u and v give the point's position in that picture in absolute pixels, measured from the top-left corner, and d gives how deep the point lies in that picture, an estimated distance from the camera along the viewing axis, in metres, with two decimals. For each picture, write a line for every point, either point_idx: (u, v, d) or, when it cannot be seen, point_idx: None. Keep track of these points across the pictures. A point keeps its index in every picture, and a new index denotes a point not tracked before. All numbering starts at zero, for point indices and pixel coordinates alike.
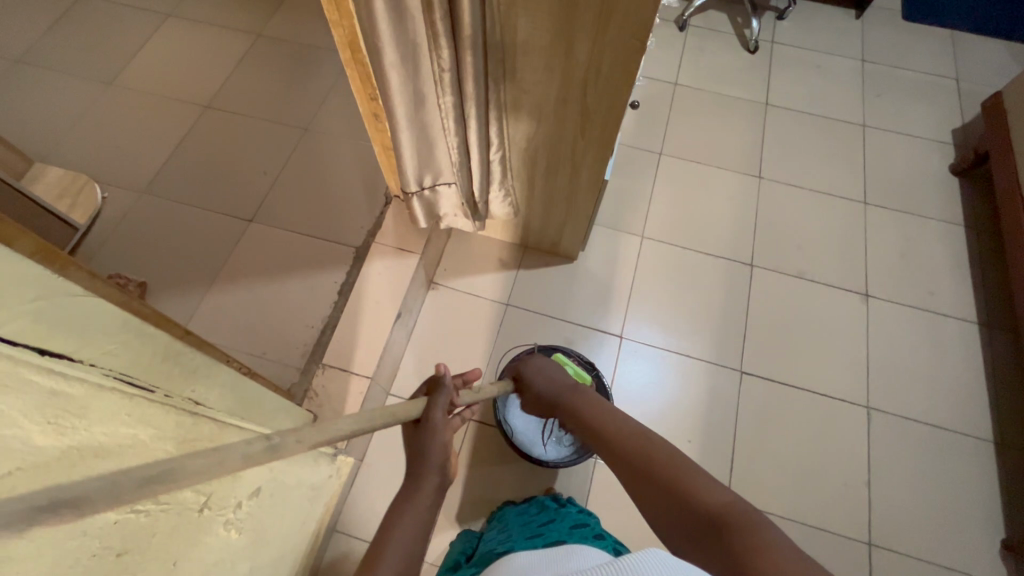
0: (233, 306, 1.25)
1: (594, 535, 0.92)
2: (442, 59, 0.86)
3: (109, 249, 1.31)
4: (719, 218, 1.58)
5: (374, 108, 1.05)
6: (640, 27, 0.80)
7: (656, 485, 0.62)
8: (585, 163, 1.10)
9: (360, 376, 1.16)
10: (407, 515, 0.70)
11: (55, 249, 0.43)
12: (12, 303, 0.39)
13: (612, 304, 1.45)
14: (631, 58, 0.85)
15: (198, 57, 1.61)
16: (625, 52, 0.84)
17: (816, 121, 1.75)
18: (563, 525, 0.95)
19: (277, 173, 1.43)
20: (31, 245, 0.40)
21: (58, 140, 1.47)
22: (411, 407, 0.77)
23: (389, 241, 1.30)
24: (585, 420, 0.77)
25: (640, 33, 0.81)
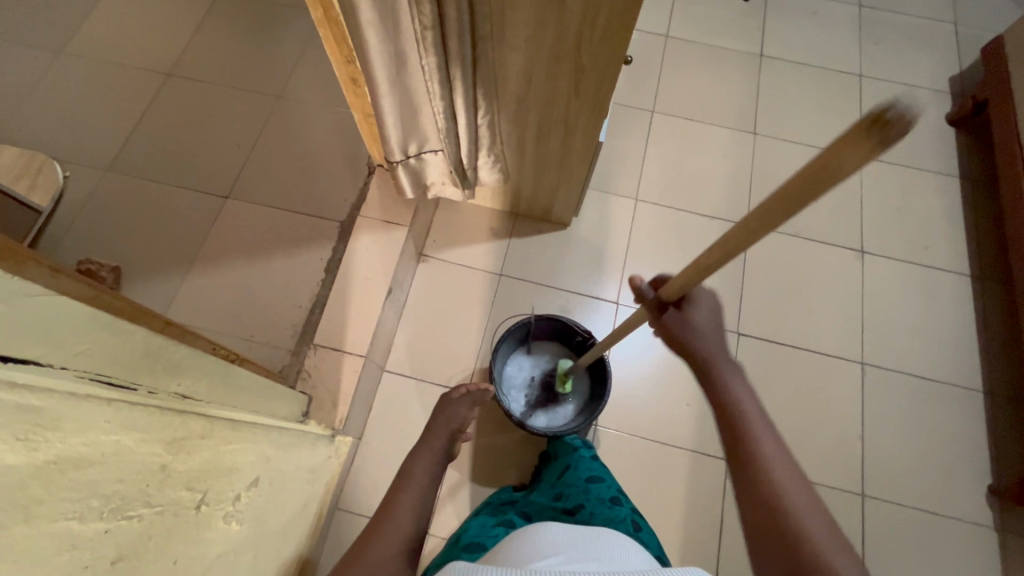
0: (216, 288, 1.20)
1: (611, 498, 0.94)
2: (423, 15, 0.78)
3: (76, 233, 1.24)
4: (714, 178, 1.54)
5: (352, 72, 0.97)
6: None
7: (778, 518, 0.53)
8: (579, 125, 1.04)
9: (354, 355, 1.13)
10: (420, 460, 0.82)
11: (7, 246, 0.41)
12: None
13: (608, 271, 1.42)
14: (630, 12, 0.78)
15: (155, 18, 1.49)
16: (621, 6, 0.78)
17: (812, 72, 1.69)
18: (579, 478, 0.99)
19: (252, 144, 1.35)
20: None
21: (9, 114, 1.36)
22: (441, 408, 0.99)
23: (375, 212, 1.24)
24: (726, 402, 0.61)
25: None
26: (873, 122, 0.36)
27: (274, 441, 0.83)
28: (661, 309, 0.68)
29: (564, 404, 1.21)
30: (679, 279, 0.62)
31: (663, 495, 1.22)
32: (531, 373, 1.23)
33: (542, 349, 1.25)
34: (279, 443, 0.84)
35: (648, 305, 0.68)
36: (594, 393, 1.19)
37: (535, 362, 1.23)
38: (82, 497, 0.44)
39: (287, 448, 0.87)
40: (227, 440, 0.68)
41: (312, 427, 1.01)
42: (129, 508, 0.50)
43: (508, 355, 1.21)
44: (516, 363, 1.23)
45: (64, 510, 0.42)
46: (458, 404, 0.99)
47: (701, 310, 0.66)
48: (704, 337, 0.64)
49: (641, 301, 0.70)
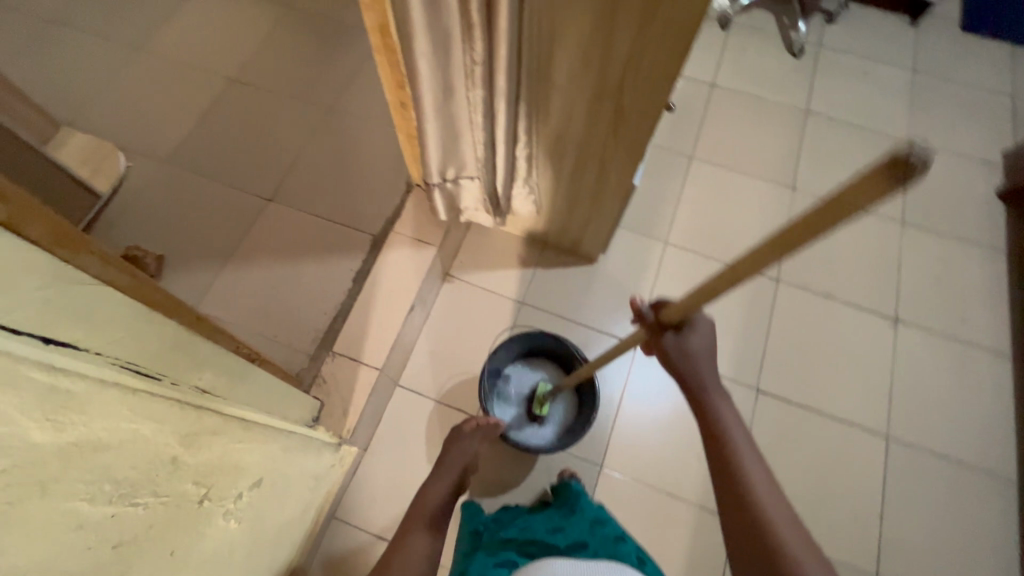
0: (248, 285, 1.24)
1: (616, 537, 0.94)
2: (474, 51, 0.82)
3: (128, 219, 1.31)
4: (747, 229, 1.52)
5: (402, 96, 1.01)
6: (684, 34, 0.76)
7: (758, 530, 0.57)
8: (615, 166, 1.06)
9: (370, 366, 1.15)
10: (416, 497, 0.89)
11: (70, 231, 0.42)
12: (22, 293, 0.39)
13: (630, 310, 1.42)
14: (675, 64, 0.81)
15: (228, 27, 1.59)
16: (667, 57, 0.80)
17: (858, 132, 1.67)
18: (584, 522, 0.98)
19: (300, 151, 1.41)
20: (45, 227, 0.40)
21: (85, 103, 1.46)
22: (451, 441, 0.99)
23: (408, 229, 1.28)
24: (711, 422, 0.64)
25: (684, 40, 0.77)
26: (891, 167, 0.37)
27: (281, 444, 0.85)
28: (659, 330, 0.68)
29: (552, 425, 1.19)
30: (677, 303, 0.64)
31: (663, 547, 1.18)
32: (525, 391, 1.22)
33: (534, 364, 1.24)
34: (286, 447, 0.86)
35: (648, 328, 0.69)
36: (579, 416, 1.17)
37: (526, 377, 1.23)
38: (96, 480, 0.46)
39: (293, 451, 0.89)
40: (238, 439, 0.70)
41: (320, 433, 1.03)
42: (137, 495, 0.52)
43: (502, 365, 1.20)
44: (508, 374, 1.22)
45: (75, 491, 0.44)
46: (471, 438, 0.99)
47: (696, 334, 0.67)
48: (698, 359, 0.67)
49: (639, 321, 0.71)
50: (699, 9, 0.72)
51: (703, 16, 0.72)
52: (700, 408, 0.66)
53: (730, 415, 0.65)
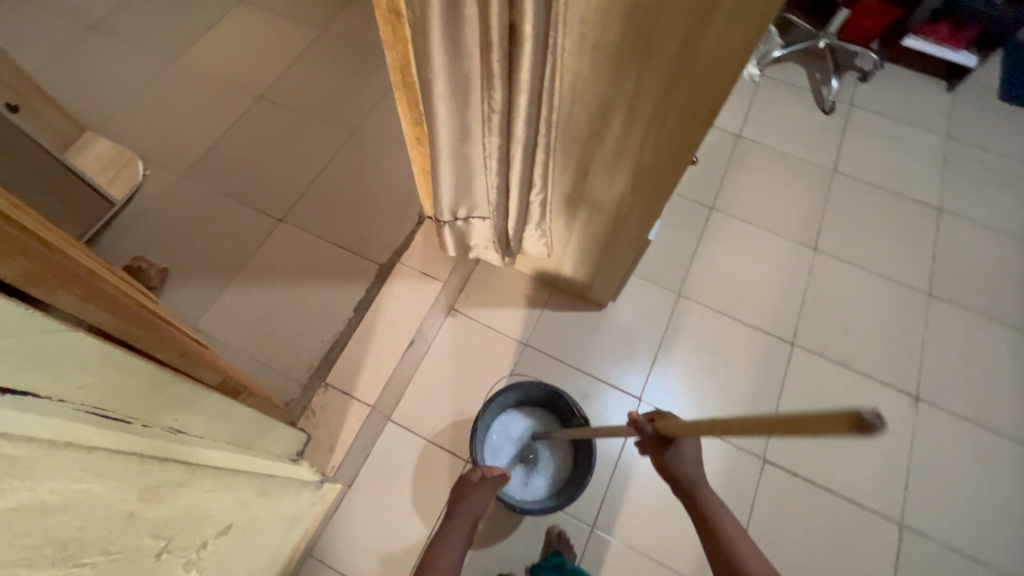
0: (249, 306, 1.22)
1: None
2: (493, 99, 0.79)
3: (138, 228, 1.31)
4: (765, 287, 1.47)
5: (419, 133, 1.00)
6: (717, 93, 0.72)
7: None
8: (631, 219, 1.03)
9: (361, 402, 1.12)
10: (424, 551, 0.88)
11: (43, 271, 0.47)
12: None
13: (636, 362, 1.37)
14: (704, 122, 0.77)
15: (260, 44, 1.61)
16: (695, 114, 0.76)
17: (886, 196, 1.62)
18: None
19: (316, 173, 1.41)
20: (18, 266, 0.45)
21: (111, 108, 1.47)
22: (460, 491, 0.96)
23: (415, 262, 1.26)
24: (703, 508, 0.78)
25: (717, 98, 0.73)
26: (855, 426, 0.39)
27: (254, 489, 0.82)
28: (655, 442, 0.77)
29: (540, 478, 1.15)
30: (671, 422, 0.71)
31: None
32: (518, 440, 1.18)
33: (528, 413, 1.21)
34: (258, 490, 0.84)
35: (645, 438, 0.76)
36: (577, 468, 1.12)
37: (521, 426, 1.19)
38: (38, 545, 0.42)
39: (266, 494, 0.86)
40: (205, 488, 0.68)
41: (302, 471, 1.00)
42: (86, 555, 0.48)
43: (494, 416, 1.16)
44: (501, 425, 1.18)
45: (13, 557, 0.40)
46: (483, 489, 0.96)
47: (684, 443, 0.78)
48: (685, 464, 0.78)
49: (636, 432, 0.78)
50: (735, 67, 0.69)
51: (737, 76, 0.69)
52: (693, 501, 0.78)
53: (716, 504, 0.78)
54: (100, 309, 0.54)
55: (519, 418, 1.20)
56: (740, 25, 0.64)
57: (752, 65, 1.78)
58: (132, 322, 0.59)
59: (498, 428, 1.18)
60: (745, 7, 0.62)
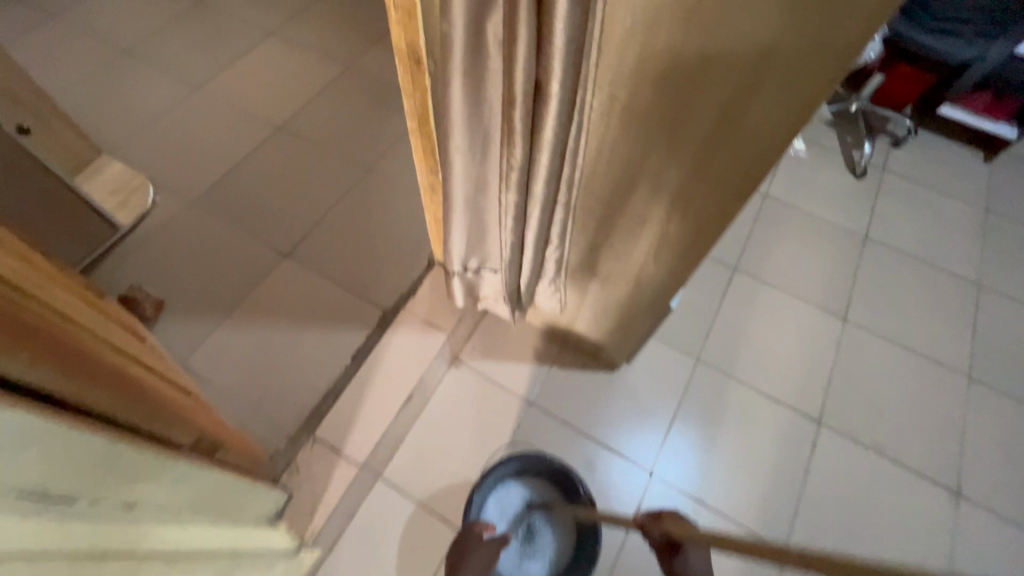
0: (244, 345, 1.16)
1: None
2: (513, 155, 0.73)
3: (141, 255, 1.27)
4: (790, 357, 1.38)
5: (433, 181, 0.95)
6: (759, 165, 0.66)
7: None
8: (652, 285, 0.96)
9: (349, 462, 1.06)
10: None
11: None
12: None
13: (649, 431, 1.28)
14: (741, 196, 0.71)
15: (285, 77, 1.60)
16: (732, 186, 0.70)
17: (921, 267, 1.53)
18: None
19: (327, 210, 1.37)
20: None
21: (130, 132, 1.46)
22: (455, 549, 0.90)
23: (420, 311, 1.20)
24: None
25: (758, 170, 0.67)
26: None
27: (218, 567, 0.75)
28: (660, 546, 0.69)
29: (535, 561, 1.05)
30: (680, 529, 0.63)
31: None
32: (513, 515, 1.07)
33: (529, 484, 1.10)
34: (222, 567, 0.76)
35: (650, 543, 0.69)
36: (578, 552, 1.04)
37: (519, 499, 1.09)
38: None
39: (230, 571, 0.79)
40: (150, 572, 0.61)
41: (278, 539, 0.92)
42: None
43: (490, 488, 1.06)
44: (495, 497, 1.08)
45: None
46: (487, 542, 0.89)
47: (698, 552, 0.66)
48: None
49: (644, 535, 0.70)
50: (781, 140, 0.63)
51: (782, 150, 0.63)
52: None
53: None
54: (52, 369, 0.48)
55: (516, 490, 1.09)
56: (790, 94, 0.58)
57: (800, 141, 1.74)
58: (86, 384, 0.53)
59: (492, 500, 1.07)
60: (797, 77, 0.57)
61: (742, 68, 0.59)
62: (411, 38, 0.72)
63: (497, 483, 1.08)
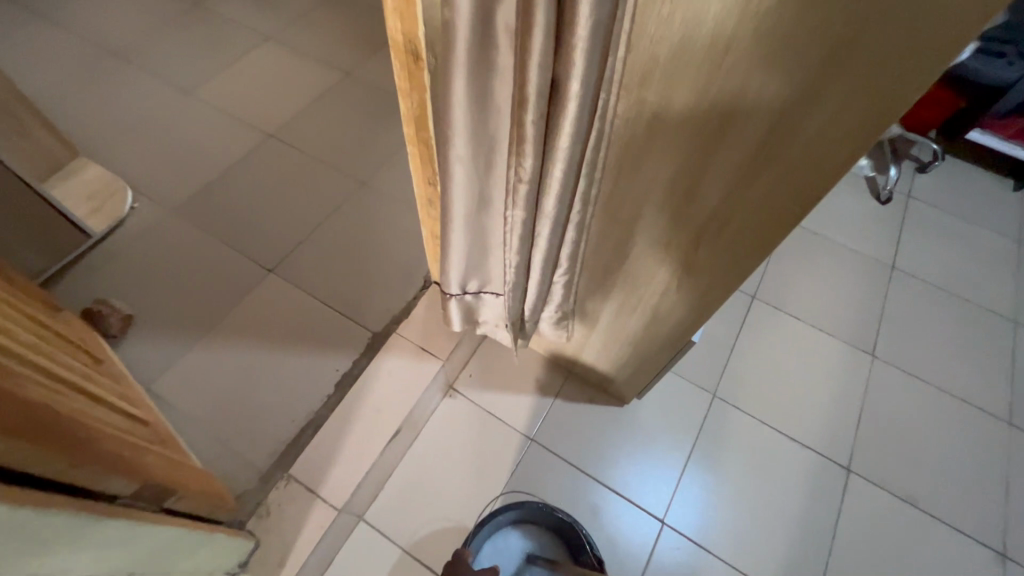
0: (218, 369, 1.06)
1: None
2: (522, 167, 0.63)
3: (112, 265, 1.17)
4: (814, 396, 1.27)
5: (431, 194, 0.85)
6: (812, 188, 0.57)
7: None
8: (673, 315, 0.86)
9: (329, 504, 0.93)
10: None
11: None
12: None
13: (661, 474, 1.16)
14: (787, 221, 0.61)
15: (281, 83, 1.53)
16: (778, 210, 0.61)
17: (953, 301, 1.43)
18: None
19: (317, 223, 1.27)
20: None
21: (113, 135, 1.38)
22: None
23: (414, 335, 1.09)
24: None
25: (810, 194, 0.57)
26: None
27: None
28: None
29: None
30: None
31: None
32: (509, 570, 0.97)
33: (528, 531, 1.01)
34: None
35: None
36: None
37: (519, 550, 0.99)
38: None
39: None
40: None
41: None
42: None
43: (488, 536, 0.97)
44: (494, 545, 0.99)
45: None
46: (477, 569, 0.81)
47: None
48: None
49: None
50: (841, 160, 0.53)
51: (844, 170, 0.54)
52: None
53: None
54: None
55: (518, 542, 1.00)
56: (859, 106, 0.49)
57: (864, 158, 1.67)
58: None
59: (491, 548, 0.98)
60: (870, 86, 0.47)
61: (800, 73, 0.49)
62: (409, 27, 0.62)
63: (499, 530, 1.00)
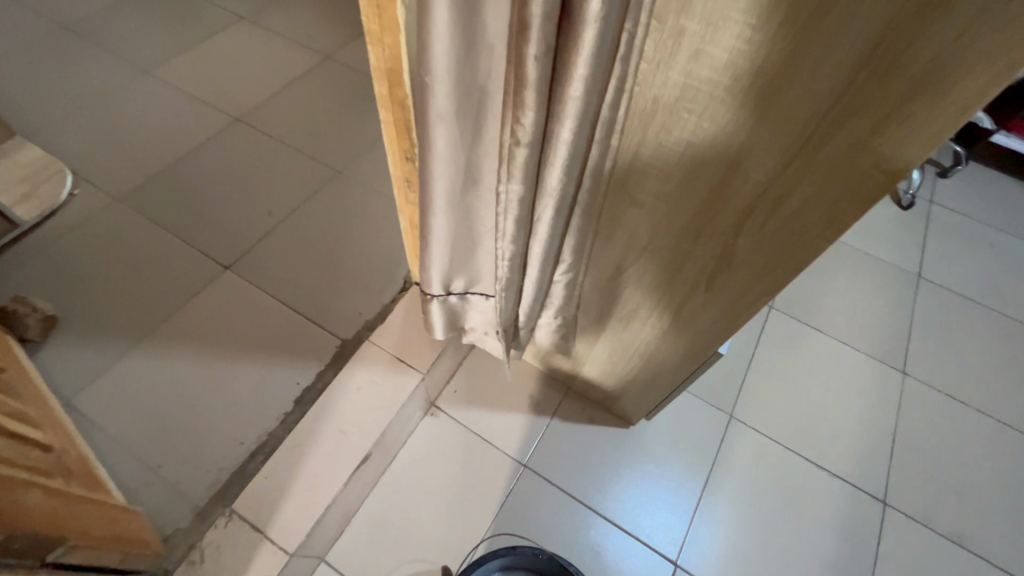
0: (156, 381, 0.90)
1: None
2: (520, 125, 0.49)
3: (41, 258, 1.01)
4: (842, 419, 1.13)
5: (409, 173, 0.71)
6: (907, 148, 0.43)
7: None
8: (697, 322, 0.72)
9: (278, 547, 0.76)
10: None
11: None
12: None
13: (673, 508, 1.01)
14: (864, 194, 0.48)
15: (253, 65, 1.38)
16: (854, 179, 0.47)
17: (987, 315, 1.31)
18: None
19: (284, 216, 1.12)
20: None
21: (58, 115, 1.23)
22: None
23: (389, 344, 0.94)
24: None
25: (904, 155, 0.44)
26: None
27: None
28: None
29: None
30: None
31: None
32: None
33: None
34: None
35: None
36: None
37: None
38: None
39: None
40: None
41: None
42: None
43: None
44: None
45: None
46: None
47: None
48: None
49: None
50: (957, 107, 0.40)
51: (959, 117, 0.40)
52: None
53: None
54: None
55: None
56: (998, 25, 0.35)
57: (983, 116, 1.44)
58: None
59: None
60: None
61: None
62: None
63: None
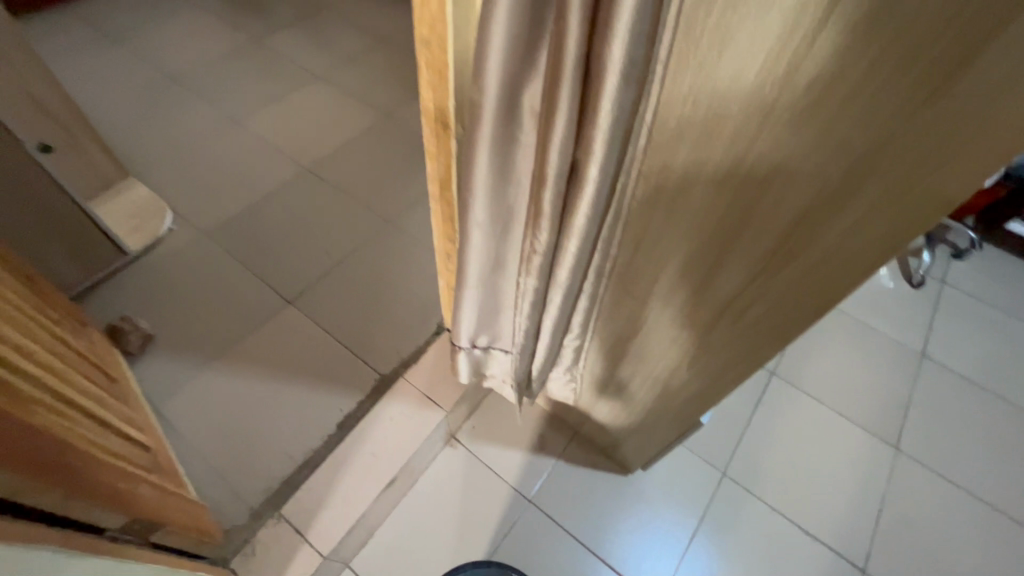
0: (225, 397, 1.07)
1: None
2: (537, 241, 0.64)
3: (143, 284, 1.22)
4: (830, 486, 1.21)
5: (449, 249, 0.87)
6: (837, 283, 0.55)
7: None
8: (683, 391, 0.84)
9: (315, 549, 0.91)
10: None
11: None
12: None
13: (662, 553, 1.11)
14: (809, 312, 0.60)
15: (323, 121, 1.59)
16: (800, 301, 0.60)
17: (987, 397, 1.36)
18: None
19: (340, 259, 1.30)
20: None
21: (162, 159, 1.46)
22: None
23: (419, 381, 1.09)
24: None
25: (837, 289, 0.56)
26: None
27: None
28: None
29: None
30: None
31: None
32: None
33: None
34: None
35: None
36: None
37: None
38: None
39: None
40: None
41: None
42: None
43: None
44: None
45: None
46: None
47: None
48: None
49: None
50: (873, 254, 0.52)
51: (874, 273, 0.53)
52: None
53: None
54: None
55: None
56: (894, 206, 0.47)
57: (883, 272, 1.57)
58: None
59: None
60: (907, 190, 0.45)
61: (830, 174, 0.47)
62: (439, 99, 0.65)
63: None
